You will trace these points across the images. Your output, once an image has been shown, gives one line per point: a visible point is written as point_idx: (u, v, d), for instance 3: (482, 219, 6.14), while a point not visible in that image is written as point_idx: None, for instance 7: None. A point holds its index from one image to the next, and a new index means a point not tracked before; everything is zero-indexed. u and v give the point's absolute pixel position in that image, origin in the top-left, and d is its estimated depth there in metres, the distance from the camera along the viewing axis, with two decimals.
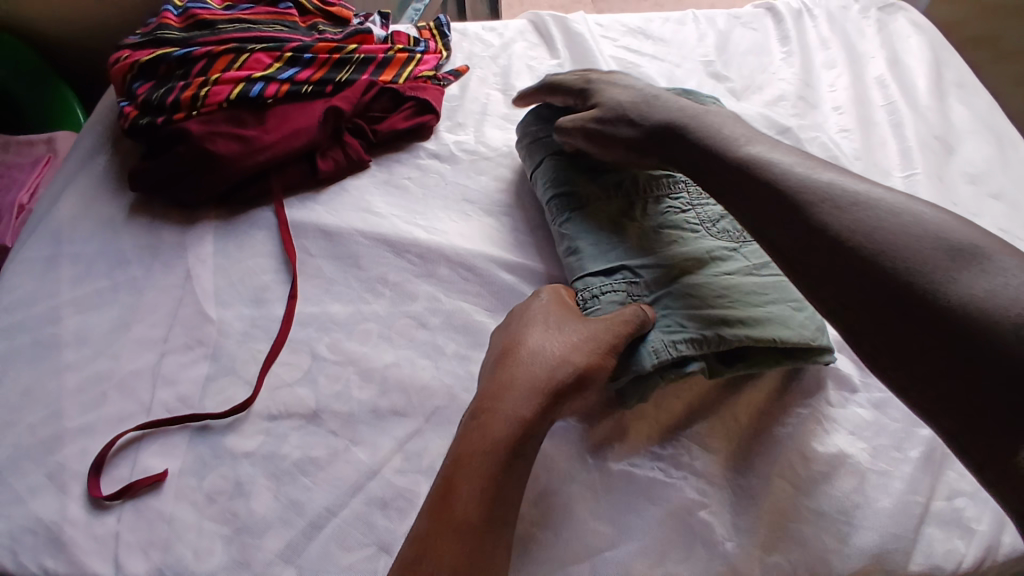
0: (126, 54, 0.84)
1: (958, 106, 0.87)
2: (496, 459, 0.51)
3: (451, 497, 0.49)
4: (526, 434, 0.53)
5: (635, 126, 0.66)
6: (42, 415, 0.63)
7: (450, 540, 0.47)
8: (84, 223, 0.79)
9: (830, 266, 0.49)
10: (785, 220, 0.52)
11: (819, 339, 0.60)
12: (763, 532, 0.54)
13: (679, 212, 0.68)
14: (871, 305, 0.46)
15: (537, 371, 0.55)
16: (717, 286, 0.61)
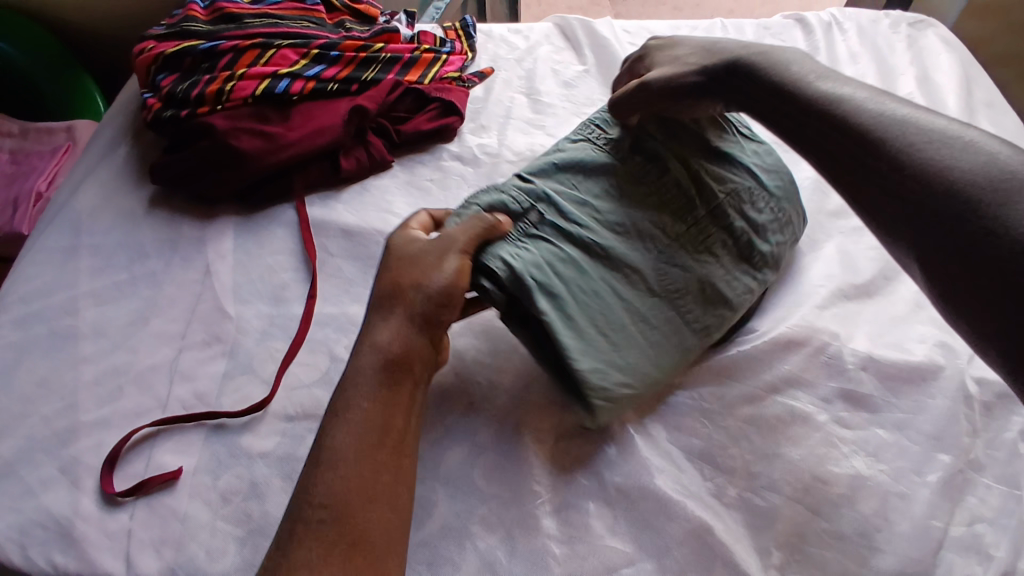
0: (151, 45, 0.84)
1: (988, 126, 0.86)
2: (365, 390, 0.51)
3: (325, 437, 0.49)
4: (400, 353, 0.53)
5: (700, 73, 0.61)
6: (57, 406, 0.63)
7: (328, 476, 0.47)
8: (104, 214, 0.79)
9: (913, 214, 0.43)
10: (864, 161, 0.46)
11: (602, 400, 0.56)
12: (779, 555, 0.53)
13: (648, 224, 0.61)
14: (961, 253, 0.40)
15: (392, 303, 0.55)
16: (580, 286, 0.57)
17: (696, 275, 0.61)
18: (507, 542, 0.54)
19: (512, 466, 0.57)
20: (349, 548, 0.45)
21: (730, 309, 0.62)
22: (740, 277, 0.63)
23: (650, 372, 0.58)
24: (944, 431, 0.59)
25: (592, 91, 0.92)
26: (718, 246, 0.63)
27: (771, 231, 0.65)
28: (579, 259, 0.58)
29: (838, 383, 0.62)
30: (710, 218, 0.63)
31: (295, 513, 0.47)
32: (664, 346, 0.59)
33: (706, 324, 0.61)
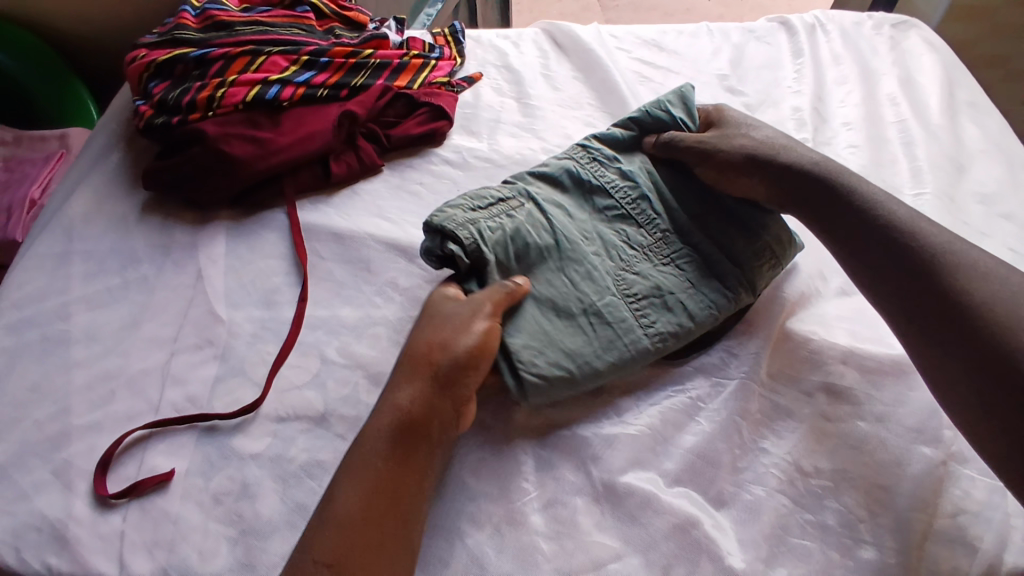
0: (143, 53, 0.85)
1: (970, 126, 0.87)
2: (374, 447, 0.52)
3: (337, 496, 0.50)
4: (403, 423, 0.53)
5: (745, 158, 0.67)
6: (50, 411, 0.63)
7: (337, 540, 0.48)
8: (96, 220, 0.80)
9: (928, 307, 0.52)
10: (902, 258, 0.55)
11: (533, 375, 0.58)
12: (765, 547, 0.54)
13: (613, 236, 0.67)
14: (957, 344, 0.50)
15: (415, 364, 0.56)
16: (538, 276, 0.63)
17: (654, 282, 0.64)
18: (495, 539, 0.54)
19: (501, 465, 0.58)
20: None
21: (691, 319, 0.63)
22: (710, 291, 0.64)
23: (595, 369, 0.59)
24: (926, 423, 0.58)
25: (580, 95, 0.93)
26: (687, 259, 0.66)
27: (750, 251, 0.66)
28: (546, 249, 0.64)
29: (821, 377, 0.63)
30: (678, 234, 0.68)
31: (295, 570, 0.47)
32: (610, 341, 0.61)
33: (660, 330, 0.62)
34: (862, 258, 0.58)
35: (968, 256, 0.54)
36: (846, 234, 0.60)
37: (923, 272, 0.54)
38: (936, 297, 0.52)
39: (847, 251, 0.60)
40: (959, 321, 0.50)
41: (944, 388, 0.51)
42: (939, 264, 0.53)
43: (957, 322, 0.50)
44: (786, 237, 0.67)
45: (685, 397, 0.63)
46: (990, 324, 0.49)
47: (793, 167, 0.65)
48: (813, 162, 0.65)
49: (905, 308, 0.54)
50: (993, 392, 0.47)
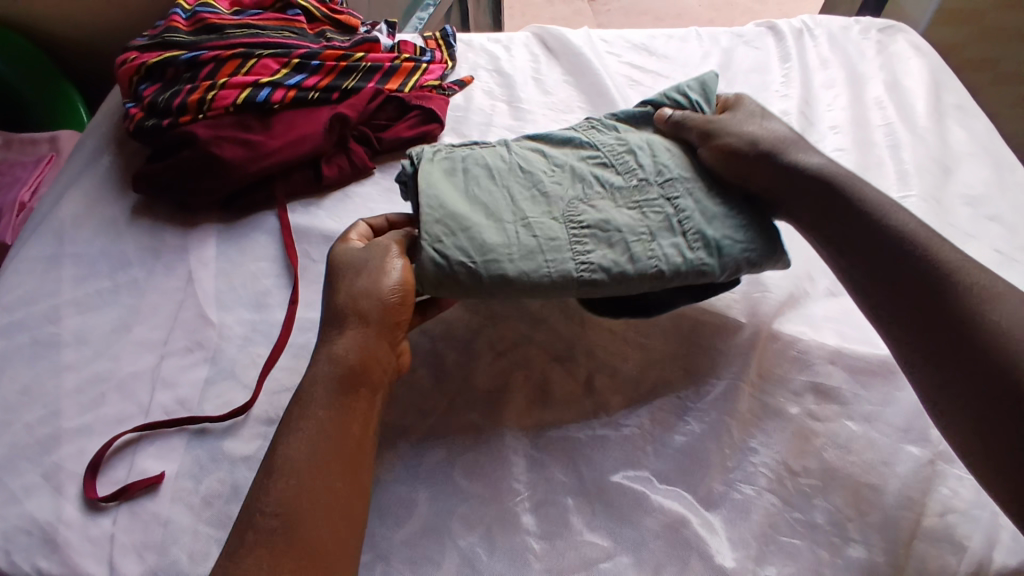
0: (133, 55, 0.85)
1: (957, 129, 0.88)
2: (315, 399, 0.53)
3: (280, 449, 0.51)
4: (342, 373, 0.54)
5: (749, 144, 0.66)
6: (39, 414, 0.63)
7: (285, 491, 0.48)
8: (86, 222, 0.79)
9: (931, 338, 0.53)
10: (906, 285, 0.56)
11: (438, 255, 0.56)
12: (755, 546, 0.54)
13: (581, 173, 0.65)
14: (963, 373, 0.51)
15: (344, 314, 0.56)
16: (484, 181, 0.62)
17: (604, 218, 0.61)
18: (486, 539, 0.54)
19: (492, 466, 0.58)
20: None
21: (632, 262, 0.59)
22: (664, 245, 0.60)
23: (505, 275, 0.57)
24: (913, 423, 0.59)
25: (571, 98, 0.94)
26: (653, 211, 0.63)
27: (722, 223, 0.62)
28: (501, 171, 0.64)
29: (808, 377, 0.63)
30: (654, 186, 0.64)
31: (248, 522, 0.48)
32: (531, 254, 0.58)
33: (592, 264, 0.58)
34: (868, 266, 0.58)
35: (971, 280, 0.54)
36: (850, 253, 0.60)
37: (931, 288, 0.55)
38: (942, 313, 0.53)
39: (852, 258, 0.60)
40: (963, 338, 0.51)
41: (939, 398, 0.52)
42: (948, 282, 0.54)
43: (962, 338, 0.51)
44: (772, 238, 0.63)
45: (675, 397, 0.63)
46: (993, 353, 0.50)
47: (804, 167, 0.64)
48: (822, 167, 0.65)
49: (908, 321, 0.55)
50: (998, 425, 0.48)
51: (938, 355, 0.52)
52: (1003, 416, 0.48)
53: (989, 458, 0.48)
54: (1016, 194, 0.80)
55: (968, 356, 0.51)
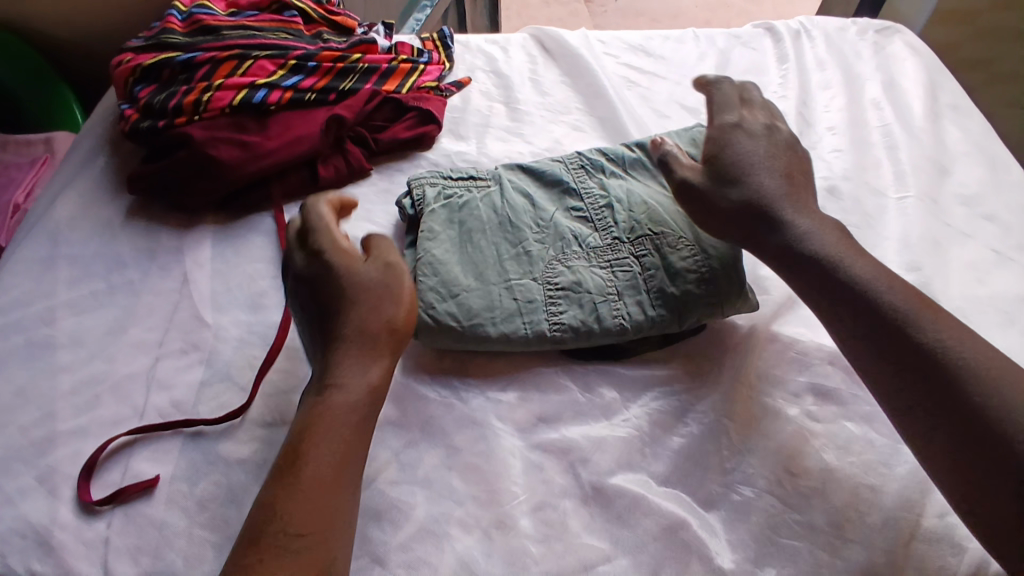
0: (129, 57, 0.84)
1: (953, 129, 0.88)
2: (342, 426, 0.51)
3: (301, 471, 0.49)
4: (373, 405, 0.53)
5: (743, 210, 0.61)
6: (34, 416, 0.63)
7: (308, 516, 0.47)
8: (82, 224, 0.79)
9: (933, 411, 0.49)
10: (895, 351, 0.51)
11: (429, 317, 0.63)
12: (755, 548, 0.54)
13: (563, 231, 0.70)
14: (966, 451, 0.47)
15: (370, 342, 0.54)
16: (476, 238, 0.69)
17: (579, 278, 0.66)
18: (484, 543, 0.54)
19: (489, 467, 0.58)
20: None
21: (598, 321, 0.64)
22: (630, 303, 0.65)
23: (481, 335, 0.63)
24: None
25: (568, 99, 0.94)
26: (623, 269, 0.67)
27: (687, 279, 0.65)
28: (491, 228, 0.70)
29: (808, 378, 0.63)
30: (625, 243, 0.68)
31: (266, 544, 0.46)
32: (510, 314, 0.64)
33: (562, 322, 0.64)
34: (854, 342, 0.54)
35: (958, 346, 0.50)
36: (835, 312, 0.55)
37: (924, 369, 0.50)
38: (943, 399, 0.49)
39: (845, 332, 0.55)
40: (973, 426, 0.47)
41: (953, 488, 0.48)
42: (936, 356, 0.50)
43: (968, 426, 0.47)
44: (734, 284, 0.65)
45: (674, 399, 0.63)
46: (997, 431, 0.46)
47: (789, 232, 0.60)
48: (803, 226, 0.59)
49: (909, 405, 0.50)
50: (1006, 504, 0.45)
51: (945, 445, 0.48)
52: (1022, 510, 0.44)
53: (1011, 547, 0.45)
54: (1012, 194, 0.80)
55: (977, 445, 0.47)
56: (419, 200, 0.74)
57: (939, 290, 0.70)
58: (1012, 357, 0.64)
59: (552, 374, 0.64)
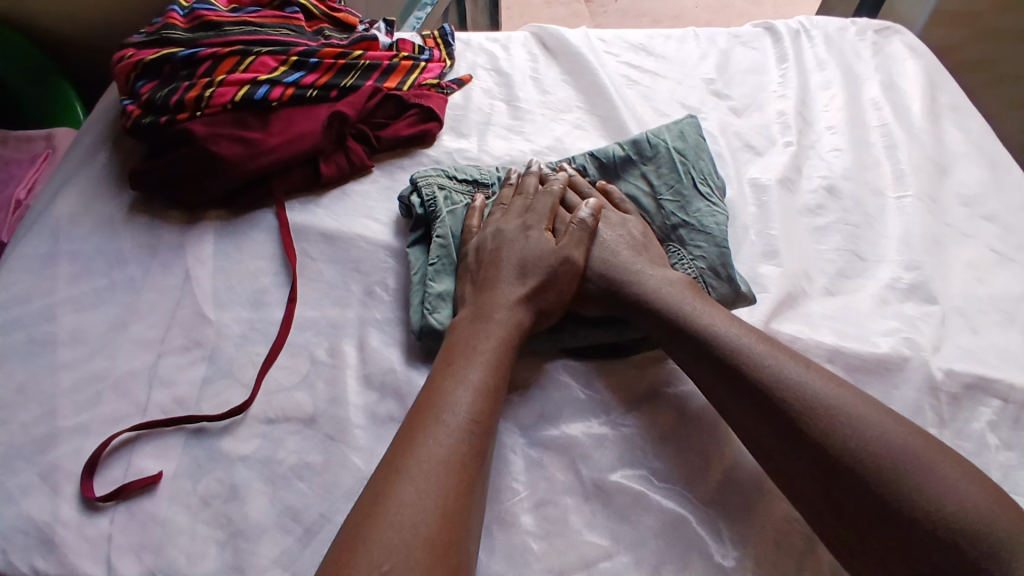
0: (130, 53, 0.84)
1: (953, 130, 0.89)
2: (498, 343, 0.58)
3: (462, 372, 0.55)
4: (520, 335, 0.60)
5: (592, 286, 0.65)
6: (36, 413, 0.63)
7: (479, 408, 0.53)
8: (83, 221, 0.79)
9: (796, 463, 0.50)
10: (741, 401, 0.54)
11: (433, 321, 0.65)
12: (756, 544, 0.54)
13: None
14: (835, 497, 0.48)
15: (545, 305, 0.63)
16: None
17: None
18: (486, 539, 0.54)
19: (491, 464, 0.58)
20: (463, 481, 0.48)
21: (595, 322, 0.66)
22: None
23: None
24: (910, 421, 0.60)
25: (569, 98, 0.94)
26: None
27: None
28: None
29: None
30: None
31: (443, 421, 0.51)
32: None
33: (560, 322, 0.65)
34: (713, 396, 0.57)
35: (791, 383, 0.52)
36: (691, 363, 0.58)
37: (767, 418, 0.52)
38: (786, 436, 0.51)
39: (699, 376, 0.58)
40: (817, 462, 0.49)
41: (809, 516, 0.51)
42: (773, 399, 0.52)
43: (809, 460, 0.49)
44: (723, 280, 0.67)
45: (675, 395, 0.63)
46: (849, 472, 0.47)
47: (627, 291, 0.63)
48: (643, 283, 0.63)
49: (765, 446, 0.53)
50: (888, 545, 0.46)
51: (820, 497, 0.49)
52: (883, 547, 0.46)
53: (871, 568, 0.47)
54: (1012, 194, 0.81)
55: (819, 477, 0.49)
56: (427, 202, 0.74)
57: (938, 290, 0.70)
58: (1011, 356, 0.65)
59: (551, 370, 0.65)
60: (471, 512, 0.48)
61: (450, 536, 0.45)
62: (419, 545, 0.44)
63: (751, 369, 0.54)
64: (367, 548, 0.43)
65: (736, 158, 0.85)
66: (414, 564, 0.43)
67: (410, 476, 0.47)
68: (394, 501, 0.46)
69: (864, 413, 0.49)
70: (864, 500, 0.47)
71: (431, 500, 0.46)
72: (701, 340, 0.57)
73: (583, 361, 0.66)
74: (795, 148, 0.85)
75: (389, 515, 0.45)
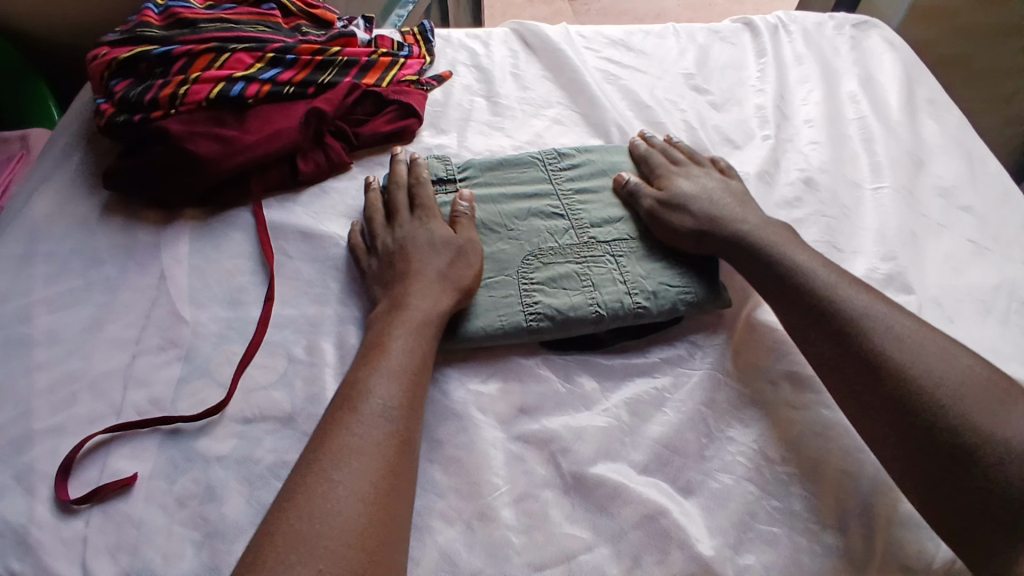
0: (104, 51, 0.83)
1: (929, 123, 0.90)
2: (417, 333, 0.58)
3: (382, 357, 0.56)
4: (443, 321, 0.61)
5: (696, 222, 0.69)
6: (9, 415, 0.62)
7: (398, 394, 0.53)
8: (57, 220, 0.78)
9: (862, 379, 0.55)
10: (819, 325, 0.59)
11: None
12: (735, 534, 0.54)
13: (541, 219, 0.71)
14: (893, 409, 0.53)
15: (452, 285, 0.63)
16: None
17: (553, 273, 0.67)
18: (466, 535, 0.54)
19: (471, 459, 0.57)
20: (392, 468, 0.49)
21: (572, 309, 0.64)
22: (607, 294, 0.65)
23: (469, 326, 0.63)
24: None
25: (550, 94, 0.94)
26: (599, 264, 0.68)
27: (660, 275, 0.68)
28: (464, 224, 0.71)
29: (786, 365, 0.64)
30: (602, 243, 0.70)
31: (363, 409, 0.52)
32: (486, 308, 0.64)
33: (538, 311, 0.64)
34: (792, 324, 0.62)
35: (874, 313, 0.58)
36: (777, 295, 0.64)
37: (842, 339, 0.57)
38: (856, 355, 0.56)
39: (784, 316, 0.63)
40: (883, 377, 0.54)
41: (872, 445, 0.55)
42: (856, 322, 0.57)
43: (875, 376, 0.54)
44: (710, 282, 0.68)
45: (654, 388, 0.63)
46: (911, 389, 0.53)
47: (730, 232, 0.68)
48: (744, 223, 0.68)
49: (834, 366, 0.57)
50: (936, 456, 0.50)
51: (879, 411, 0.54)
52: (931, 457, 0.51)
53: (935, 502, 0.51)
54: (986, 186, 0.82)
55: (897, 409, 0.53)
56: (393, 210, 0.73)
57: (915, 280, 0.71)
58: (987, 346, 0.65)
59: (533, 366, 0.64)
60: (403, 495, 0.49)
61: (384, 524, 0.47)
62: (352, 538, 0.45)
63: (838, 299, 0.59)
64: (297, 544, 0.44)
65: (716, 152, 0.85)
66: (351, 559, 0.44)
67: (340, 470, 0.48)
68: (325, 497, 0.46)
69: (937, 346, 0.55)
70: (920, 413, 0.52)
71: (361, 495, 0.47)
72: (789, 276, 0.63)
73: (564, 354, 0.66)
74: (773, 142, 0.85)
75: (320, 512, 0.45)
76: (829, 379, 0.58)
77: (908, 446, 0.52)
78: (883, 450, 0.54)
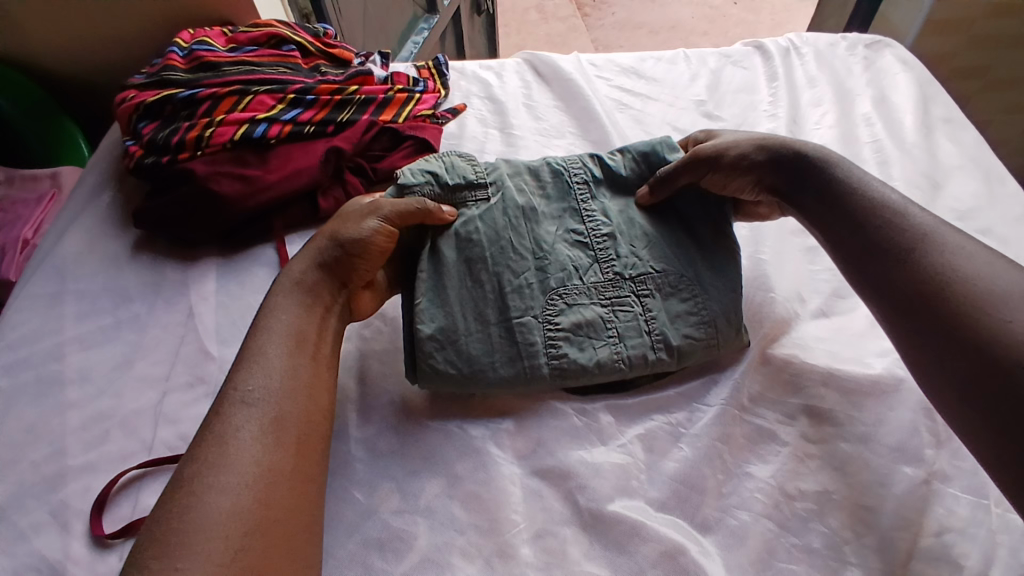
0: (132, 94, 0.86)
1: (946, 143, 0.89)
2: (283, 303, 0.60)
3: (252, 341, 0.57)
4: (305, 280, 0.63)
5: (761, 157, 0.70)
6: (46, 452, 0.64)
7: (269, 373, 0.55)
8: (88, 259, 0.81)
9: (909, 312, 0.53)
10: (874, 257, 0.57)
11: (429, 365, 0.64)
12: (753, 570, 0.54)
13: (569, 256, 0.71)
14: (940, 332, 0.50)
15: (322, 248, 0.65)
16: (477, 272, 0.69)
17: (579, 318, 0.67)
18: (486, 570, 0.55)
19: (490, 496, 0.58)
20: (275, 458, 0.50)
21: (596, 364, 0.65)
22: (632, 347, 0.66)
23: (494, 374, 0.64)
24: (906, 442, 0.60)
25: (563, 124, 0.95)
26: (624, 309, 0.68)
27: (687, 324, 0.68)
28: (493, 249, 0.70)
29: (802, 399, 0.64)
30: (627, 281, 0.70)
31: (225, 400, 0.53)
32: (511, 358, 0.65)
33: (563, 362, 0.65)
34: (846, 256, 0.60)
35: (945, 238, 0.55)
36: (840, 225, 0.62)
37: (899, 265, 0.55)
38: (911, 280, 0.54)
39: (857, 267, 0.59)
40: (927, 305, 0.52)
41: (927, 378, 0.52)
42: (919, 243, 0.55)
43: (919, 303, 0.52)
44: (731, 324, 0.68)
45: (667, 423, 0.64)
46: (960, 313, 0.50)
47: (805, 164, 0.67)
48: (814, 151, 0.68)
49: (889, 307, 0.55)
50: (981, 377, 0.47)
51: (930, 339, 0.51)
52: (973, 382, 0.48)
53: (1003, 459, 0.46)
54: (1006, 206, 0.81)
55: (964, 356, 0.48)
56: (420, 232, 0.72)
57: None
58: None
59: (550, 403, 0.66)
60: (293, 486, 0.50)
61: (262, 519, 0.47)
62: (219, 531, 0.46)
63: (897, 224, 0.57)
64: (176, 544, 0.45)
65: None
66: (216, 552, 0.45)
67: (211, 464, 0.49)
68: (196, 489, 0.47)
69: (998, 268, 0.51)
70: (963, 338, 0.49)
71: (243, 494, 0.48)
72: (855, 208, 0.61)
73: (585, 397, 0.66)
74: None
75: (189, 505, 0.47)
76: (883, 313, 0.56)
77: (959, 371, 0.49)
78: (936, 381, 0.51)
